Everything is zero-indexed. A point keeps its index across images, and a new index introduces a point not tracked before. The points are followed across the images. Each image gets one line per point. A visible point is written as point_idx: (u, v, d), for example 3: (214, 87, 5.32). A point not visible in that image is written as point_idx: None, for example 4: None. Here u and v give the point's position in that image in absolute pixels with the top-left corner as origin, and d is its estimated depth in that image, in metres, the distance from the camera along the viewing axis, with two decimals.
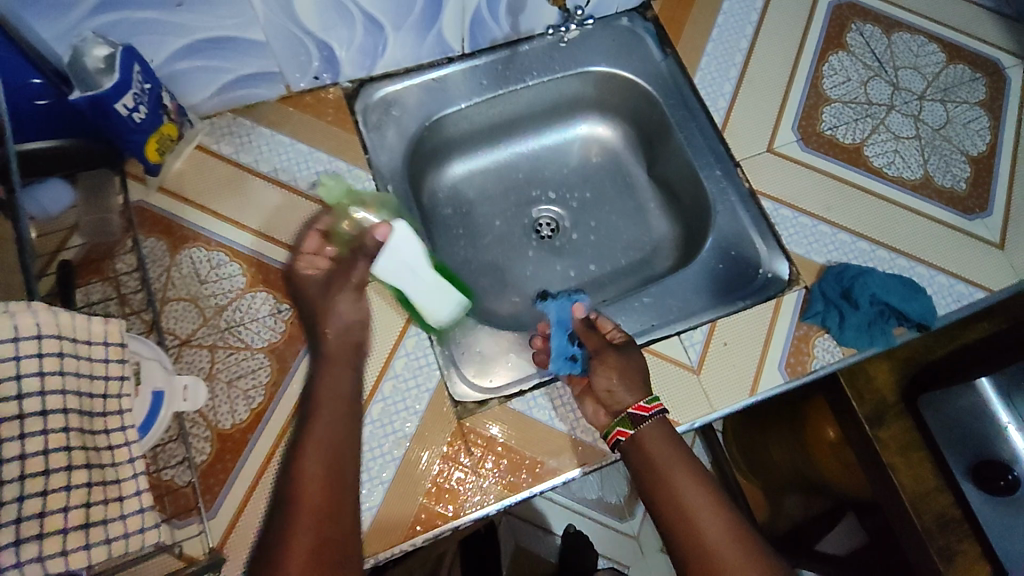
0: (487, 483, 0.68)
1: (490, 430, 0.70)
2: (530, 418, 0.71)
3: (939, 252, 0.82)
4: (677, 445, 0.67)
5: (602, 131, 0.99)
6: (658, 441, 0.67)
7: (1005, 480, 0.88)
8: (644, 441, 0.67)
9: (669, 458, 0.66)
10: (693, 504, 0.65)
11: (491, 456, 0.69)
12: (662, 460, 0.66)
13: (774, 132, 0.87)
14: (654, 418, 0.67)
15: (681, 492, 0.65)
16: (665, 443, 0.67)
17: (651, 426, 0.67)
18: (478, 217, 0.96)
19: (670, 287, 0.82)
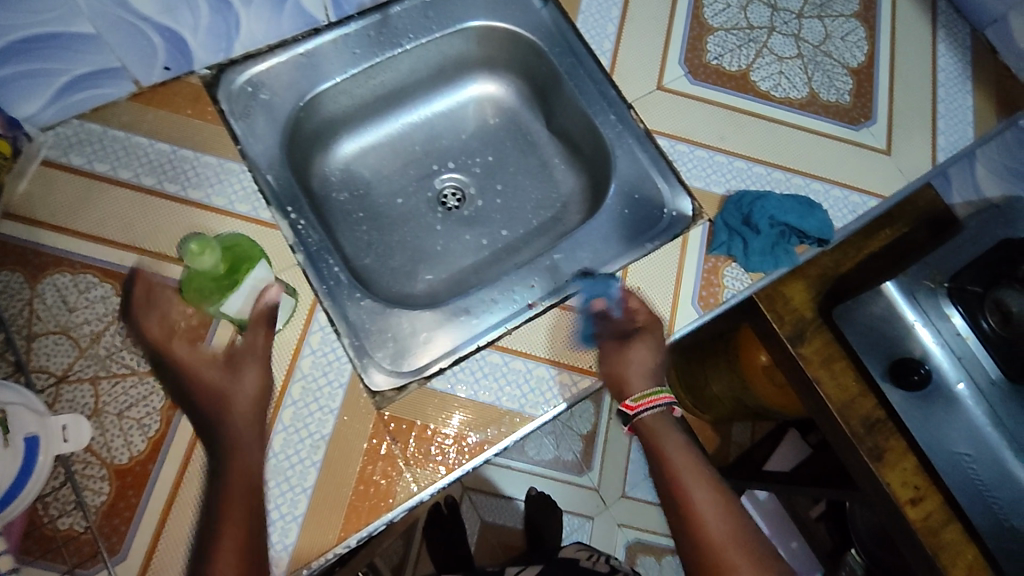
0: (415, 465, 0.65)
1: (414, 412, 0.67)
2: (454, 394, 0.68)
3: (830, 166, 0.84)
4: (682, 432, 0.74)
5: (495, 89, 0.94)
6: (657, 426, 0.73)
7: (917, 374, 0.91)
8: (645, 422, 0.74)
9: (664, 438, 0.73)
10: (692, 488, 0.70)
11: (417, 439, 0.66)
12: (672, 448, 0.72)
13: (662, 69, 0.85)
14: (661, 407, 0.73)
15: (690, 485, 0.70)
16: (674, 434, 0.74)
17: (660, 413, 0.74)
18: (379, 198, 0.89)
19: (584, 241, 0.80)
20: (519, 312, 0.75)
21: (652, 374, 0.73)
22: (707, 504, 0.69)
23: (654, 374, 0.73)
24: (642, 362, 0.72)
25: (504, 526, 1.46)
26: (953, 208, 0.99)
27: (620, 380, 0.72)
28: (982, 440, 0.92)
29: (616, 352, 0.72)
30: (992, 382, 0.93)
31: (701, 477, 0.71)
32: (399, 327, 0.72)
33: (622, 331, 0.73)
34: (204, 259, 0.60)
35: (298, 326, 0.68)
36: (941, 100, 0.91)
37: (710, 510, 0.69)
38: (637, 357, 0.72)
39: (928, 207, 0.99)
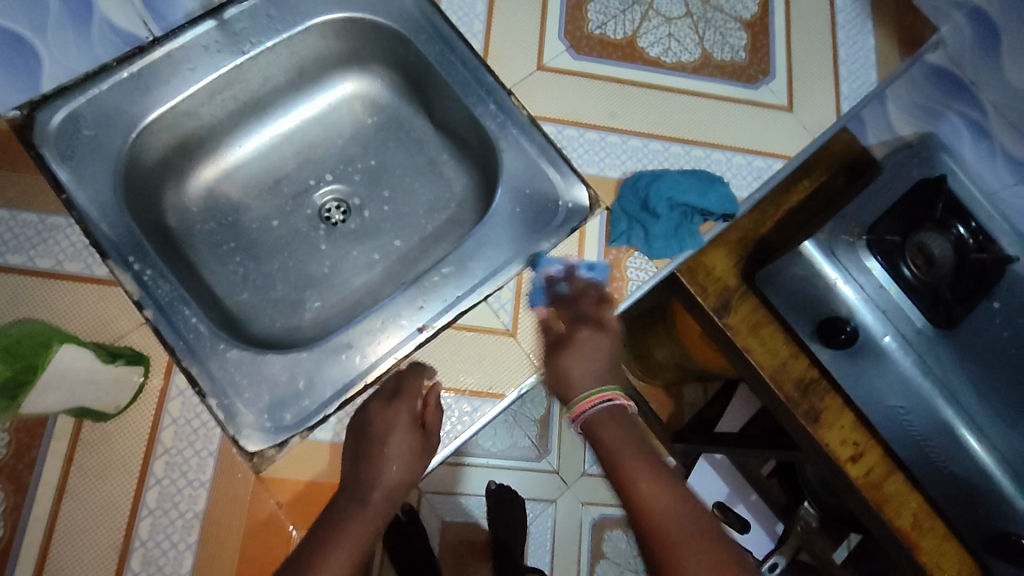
0: (357, 505, 0.57)
1: (359, 435, 0.61)
2: (398, 406, 0.61)
3: (731, 131, 0.78)
4: (631, 425, 0.63)
5: (367, 85, 0.85)
6: (606, 425, 0.62)
7: (845, 333, 0.88)
8: (594, 426, 0.63)
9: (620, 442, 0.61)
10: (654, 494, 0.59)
11: (359, 475, 0.59)
12: (616, 448, 0.61)
13: (541, 46, 0.78)
14: (604, 403, 0.63)
15: (644, 489, 0.59)
16: (618, 430, 0.62)
17: (603, 409, 0.63)
18: (251, 224, 0.80)
19: (471, 249, 0.73)
20: (408, 339, 0.68)
21: (598, 372, 0.65)
22: (668, 513, 0.57)
23: (601, 367, 0.65)
24: (597, 351, 0.66)
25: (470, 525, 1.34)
26: (869, 149, 0.96)
27: (561, 377, 0.65)
28: (911, 385, 0.91)
29: (559, 343, 0.67)
30: (918, 331, 0.90)
31: (669, 494, 0.58)
32: (273, 376, 0.64)
33: (570, 318, 0.68)
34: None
35: (154, 395, 0.60)
36: (841, 44, 0.85)
37: (673, 520, 0.57)
38: (586, 343, 0.66)
39: (844, 150, 0.96)
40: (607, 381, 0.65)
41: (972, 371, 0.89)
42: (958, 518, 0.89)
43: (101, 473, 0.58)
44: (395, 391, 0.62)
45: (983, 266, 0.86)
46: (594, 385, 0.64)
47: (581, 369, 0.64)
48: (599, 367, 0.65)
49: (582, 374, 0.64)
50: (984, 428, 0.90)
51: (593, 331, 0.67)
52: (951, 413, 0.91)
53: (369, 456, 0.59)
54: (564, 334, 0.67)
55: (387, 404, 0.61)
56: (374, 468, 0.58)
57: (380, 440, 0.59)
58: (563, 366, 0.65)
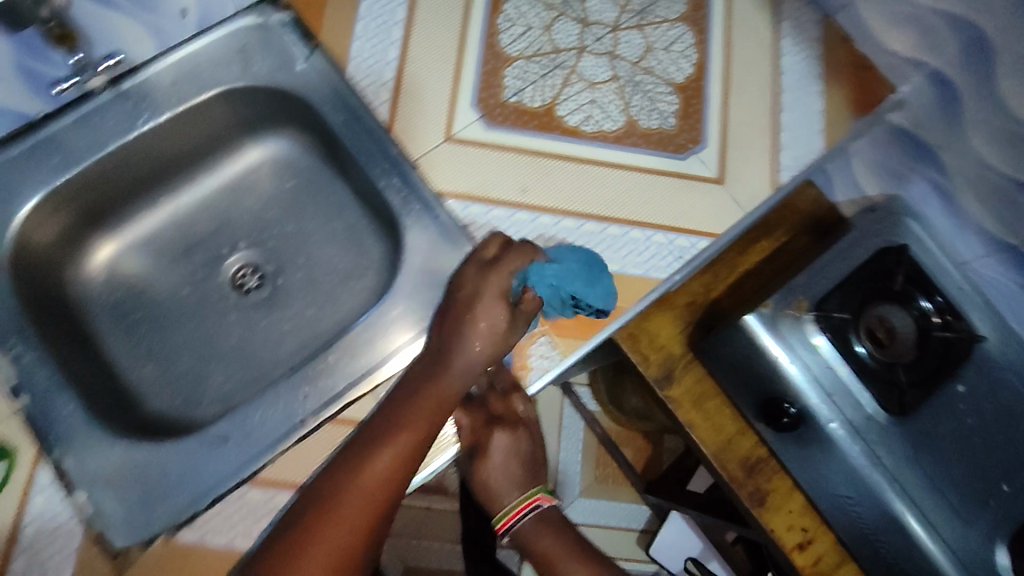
0: (473, 351, 0.61)
1: (453, 300, 0.64)
2: (488, 274, 0.63)
3: (652, 207, 0.74)
4: (567, 534, 0.64)
5: (285, 148, 0.83)
6: (542, 540, 0.63)
7: (787, 417, 0.82)
8: (528, 538, 0.63)
9: (559, 550, 0.63)
10: None
11: (417, 378, 0.61)
12: (553, 563, 0.62)
13: (451, 116, 0.74)
14: (532, 512, 0.64)
15: None
16: (555, 540, 0.63)
17: (532, 519, 0.64)
18: (160, 292, 0.79)
19: (365, 336, 0.70)
20: (290, 432, 0.65)
21: (517, 475, 0.64)
22: None
23: (521, 473, 0.65)
24: (505, 455, 0.64)
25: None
26: (837, 209, 0.85)
27: (483, 484, 0.64)
28: (862, 480, 0.83)
29: (474, 454, 0.64)
30: (868, 419, 0.83)
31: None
32: (144, 465, 0.63)
33: (483, 421, 0.64)
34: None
35: (18, 490, 0.60)
36: (784, 107, 0.79)
37: None
38: (500, 452, 0.64)
39: (810, 208, 0.85)
40: (533, 486, 0.65)
41: (929, 465, 0.81)
42: None
43: None
44: (484, 260, 0.65)
45: (943, 347, 0.82)
46: (523, 493, 0.64)
47: (497, 481, 0.64)
48: (518, 475, 0.65)
49: (503, 487, 0.64)
50: (941, 529, 0.81)
51: (508, 434, 0.65)
52: (902, 507, 0.82)
53: (455, 322, 0.63)
54: (477, 442, 0.64)
55: (484, 270, 0.63)
56: (461, 334, 0.62)
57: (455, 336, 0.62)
58: (481, 476, 0.64)
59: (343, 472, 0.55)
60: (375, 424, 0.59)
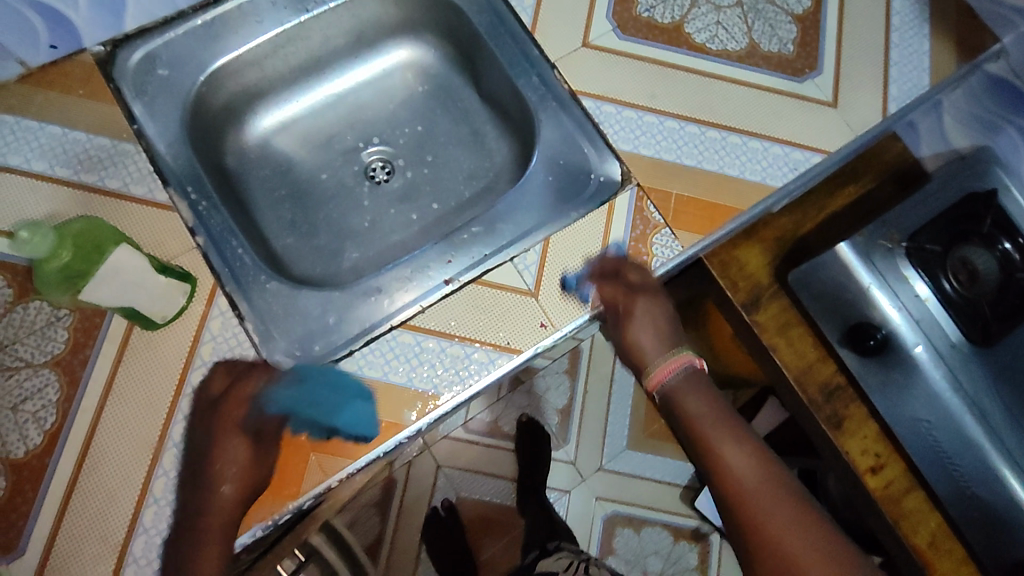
0: (251, 458, 0.62)
1: (200, 416, 0.63)
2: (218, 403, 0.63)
3: (771, 122, 0.79)
4: (713, 398, 0.73)
5: (420, 54, 0.89)
6: (691, 397, 0.72)
7: (874, 339, 0.87)
8: (677, 395, 0.73)
9: (710, 420, 0.71)
10: (731, 455, 0.69)
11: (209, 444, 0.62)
12: (697, 422, 0.71)
13: (588, 25, 0.80)
14: (684, 369, 0.73)
15: (724, 455, 0.69)
16: (700, 399, 0.72)
17: (682, 374, 0.73)
18: (302, 174, 0.85)
19: (505, 213, 0.76)
20: (434, 289, 0.71)
21: (659, 338, 0.75)
22: (738, 465, 0.68)
23: (663, 334, 0.75)
24: (647, 317, 0.74)
25: (489, 501, 1.35)
26: (922, 162, 0.91)
27: (631, 347, 0.75)
28: (941, 402, 0.87)
29: (620, 317, 0.73)
30: (952, 345, 0.88)
31: (734, 442, 0.70)
32: (303, 310, 0.69)
33: (623, 291, 0.72)
34: (36, 244, 0.60)
35: (197, 314, 0.65)
36: (894, 45, 0.84)
37: (744, 467, 0.68)
38: (642, 313, 0.73)
39: (896, 160, 0.91)
40: (679, 346, 0.75)
41: (1008, 395, 0.85)
42: (982, 548, 0.85)
43: (144, 376, 0.63)
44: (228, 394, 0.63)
45: None
46: (672, 352, 0.74)
47: (647, 347, 0.75)
48: (664, 336, 0.75)
49: (652, 348, 0.75)
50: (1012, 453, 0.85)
51: (650, 300, 0.74)
52: (979, 434, 0.87)
53: (220, 435, 0.62)
54: (624, 307, 0.72)
55: (210, 408, 0.63)
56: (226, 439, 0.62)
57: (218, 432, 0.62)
58: (628, 337, 0.75)
59: (188, 514, 0.60)
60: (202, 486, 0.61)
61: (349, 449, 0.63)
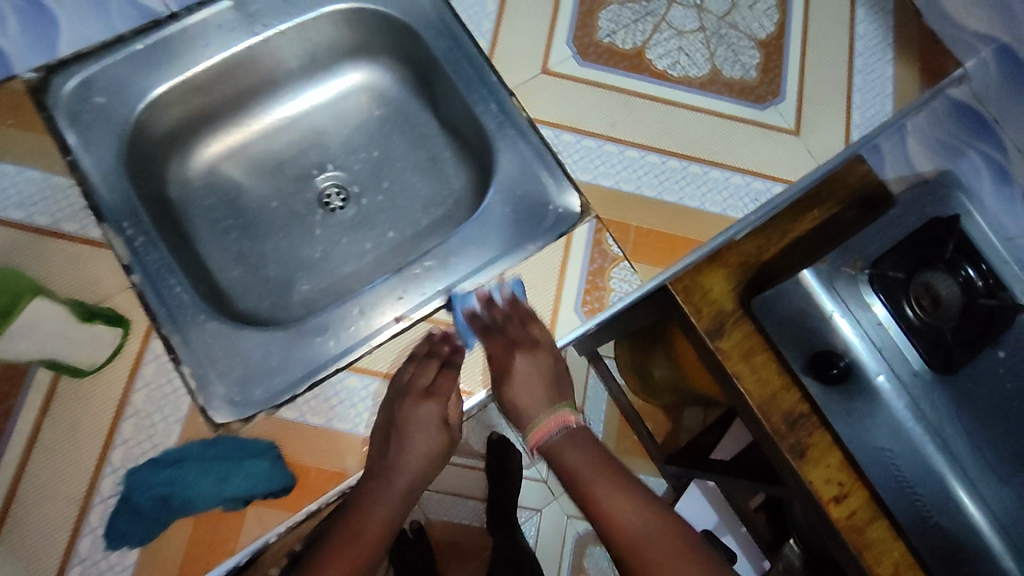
0: (416, 465, 0.66)
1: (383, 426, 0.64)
2: (425, 403, 0.64)
3: (733, 151, 0.77)
4: (593, 448, 0.69)
5: (376, 76, 0.86)
6: (569, 451, 0.69)
7: (837, 368, 0.86)
8: (560, 451, 0.69)
9: (590, 474, 0.68)
10: (614, 511, 0.66)
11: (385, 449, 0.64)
12: (579, 474, 0.68)
13: (548, 50, 0.78)
14: (561, 428, 0.70)
15: (611, 510, 0.66)
16: (579, 454, 0.69)
17: (560, 434, 0.70)
18: (251, 202, 0.82)
19: (460, 245, 0.73)
20: (384, 328, 0.69)
21: (545, 392, 0.70)
22: (629, 522, 0.65)
23: (542, 390, 0.70)
24: (528, 377, 0.68)
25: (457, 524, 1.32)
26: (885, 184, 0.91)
27: (512, 400, 0.68)
28: (906, 434, 0.87)
29: (501, 376, 0.67)
30: (915, 373, 0.87)
31: (623, 495, 0.67)
32: (247, 352, 0.66)
33: (505, 346, 0.68)
34: None
35: (130, 359, 0.62)
36: (858, 71, 0.83)
37: (631, 516, 0.66)
38: (520, 373, 0.67)
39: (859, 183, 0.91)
40: (560, 402, 0.71)
41: (967, 421, 0.86)
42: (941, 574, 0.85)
43: (71, 427, 0.60)
44: (418, 388, 0.65)
45: (988, 313, 0.84)
46: (547, 411, 0.70)
47: (527, 405, 0.69)
48: (542, 389, 0.69)
49: (532, 406, 0.69)
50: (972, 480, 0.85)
51: (527, 356, 0.68)
52: (941, 461, 0.87)
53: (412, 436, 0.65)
54: (500, 366, 0.67)
55: (420, 402, 0.64)
56: (408, 444, 0.65)
57: (404, 425, 0.64)
58: (509, 396, 0.68)
59: (357, 497, 0.64)
60: (365, 484, 0.63)
61: (287, 502, 0.60)
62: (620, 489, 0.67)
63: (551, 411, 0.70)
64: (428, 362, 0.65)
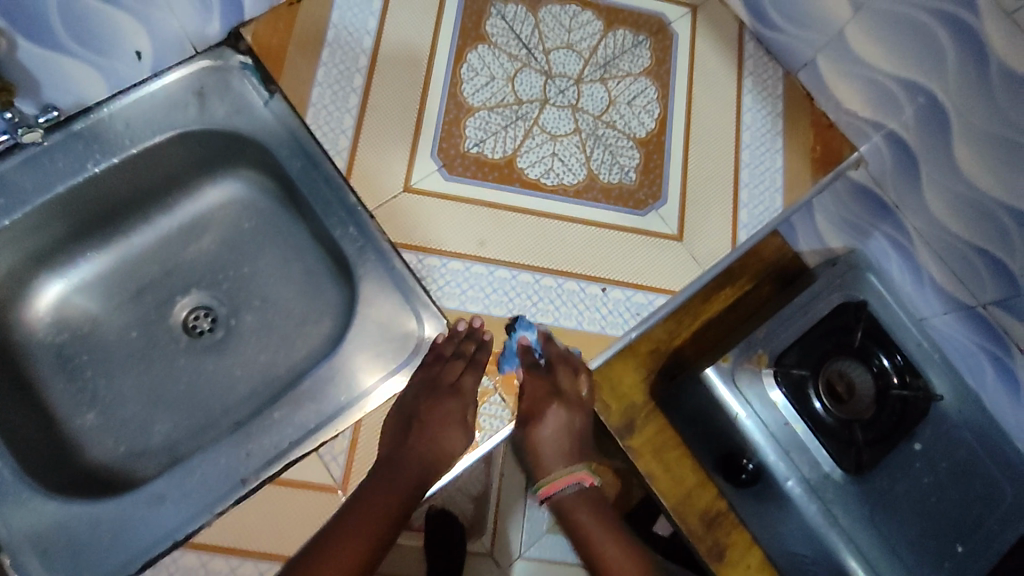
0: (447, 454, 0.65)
1: (408, 416, 0.66)
2: (447, 399, 0.66)
3: (611, 264, 0.73)
4: (603, 512, 0.71)
5: (244, 190, 0.82)
6: (579, 506, 0.71)
7: (744, 473, 0.82)
8: (567, 506, 0.71)
9: (602, 528, 0.70)
10: (610, 560, 0.68)
11: (417, 437, 0.65)
12: (593, 536, 0.69)
13: (410, 165, 0.73)
14: (575, 485, 0.70)
15: (607, 552, 0.68)
16: (593, 514, 0.70)
17: (574, 489, 0.71)
18: (109, 335, 0.77)
19: (316, 390, 0.68)
20: (229, 492, 0.64)
21: (559, 445, 0.69)
22: (621, 568, 0.68)
23: (567, 448, 0.70)
24: (558, 430, 0.69)
25: None
26: (800, 258, 0.85)
27: (534, 447, 0.69)
28: (820, 538, 0.82)
29: (529, 418, 0.68)
30: (824, 476, 0.82)
31: (614, 542, 0.69)
32: (73, 528, 0.61)
33: (548, 390, 0.67)
34: None
35: None
36: (745, 164, 0.80)
37: (623, 567, 0.68)
38: (552, 431, 0.69)
39: (776, 256, 0.84)
40: (576, 463, 0.71)
41: (882, 522, 0.81)
42: None
43: None
44: (444, 385, 0.67)
45: (900, 408, 0.81)
46: (565, 467, 0.70)
47: (548, 453, 0.69)
48: (564, 448, 0.70)
49: (551, 458, 0.69)
50: None
51: (567, 409, 0.69)
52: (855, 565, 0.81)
53: (440, 426, 0.65)
54: (532, 408, 0.68)
55: (445, 399, 0.66)
56: (433, 435, 0.65)
57: (426, 420, 0.65)
58: (535, 437, 0.68)
59: (383, 470, 0.63)
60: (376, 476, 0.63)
61: None
62: (615, 537, 0.69)
63: (568, 469, 0.70)
64: (454, 361, 0.67)
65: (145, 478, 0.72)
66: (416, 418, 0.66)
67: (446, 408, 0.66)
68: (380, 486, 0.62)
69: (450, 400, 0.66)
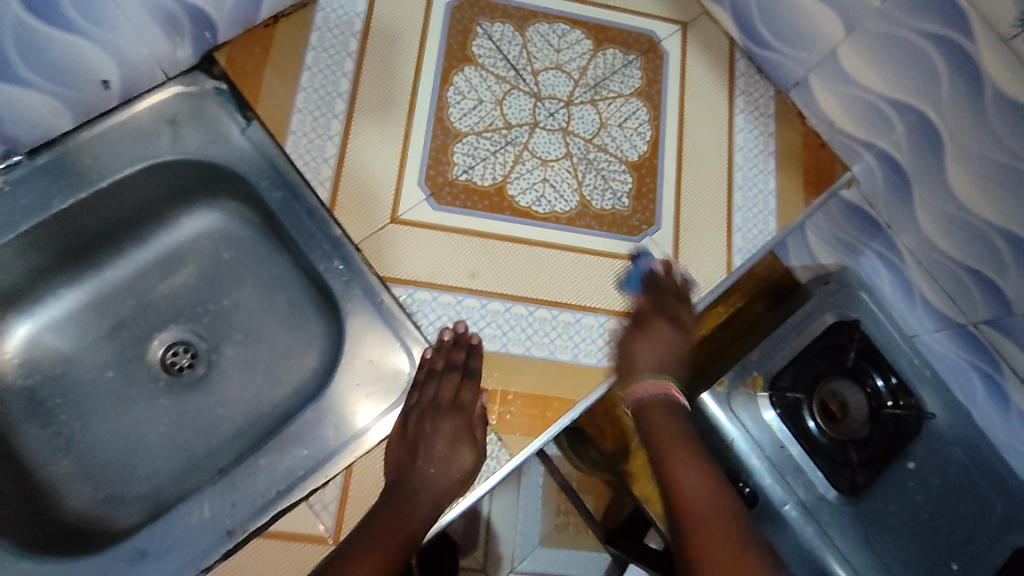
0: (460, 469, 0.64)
1: (410, 438, 0.65)
2: (450, 418, 0.65)
3: (606, 293, 0.71)
4: (680, 414, 0.65)
5: (223, 219, 0.78)
6: (660, 412, 0.65)
7: (742, 497, 0.80)
8: (647, 410, 0.65)
9: (672, 437, 0.63)
10: (688, 486, 0.60)
11: (422, 458, 0.64)
12: (664, 438, 0.63)
13: (396, 196, 0.70)
14: (661, 393, 0.66)
15: (680, 472, 0.61)
16: (671, 420, 0.65)
17: (658, 397, 0.66)
18: (83, 375, 0.74)
19: (306, 433, 0.66)
20: (216, 545, 0.61)
21: (665, 363, 0.68)
22: (695, 493, 0.59)
23: (665, 361, 0.68)
24: (665, 344, 0.68)
25: None
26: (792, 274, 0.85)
27: (632, 361, 0.67)
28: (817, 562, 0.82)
29: (639, 325, 0.68)
30: (821, 498, 0.80)
31: (696, 467, 0.61)
32: None
33: (656, 304, 0.70)
34: None
35: None
36: (738, 186, 0.79)
37: (699, 494, 0.60)
38: (656, 340, 0.68)
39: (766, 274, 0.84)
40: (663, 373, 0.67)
41: (880, 546, 0.80)
42: None
43: None
44: (445, 403, 0.66)
45: (892, 429, 0.81)
46: (660, 376, 0.66)
47: (645, 357, 0.66)
48: (661, 358, 0.67)
49: (649, 361, 0.66)
50: None
51: (652, 336, 0.68)
52: None
53: (446, 443, 0.64)
54: (645, 317, 0.69)
55: (445, 416, 0.65)
56: (438, 452, 0.64)
57: (428, 440, 0.65)
58: (634, 350, 0.67)
59: (396, 490, 0.62)
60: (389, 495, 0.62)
61: None
62: (696, 463, 0.62)
63: (654, 377, 0.66)
64: (449, 375, 0.65)
65: (126, 526, 0.69)
66: (417, 438, 0.65)
67: (448, 425, 0.65)
68: (394, 505, 0.61)
69: (449, 416, 0.65)
